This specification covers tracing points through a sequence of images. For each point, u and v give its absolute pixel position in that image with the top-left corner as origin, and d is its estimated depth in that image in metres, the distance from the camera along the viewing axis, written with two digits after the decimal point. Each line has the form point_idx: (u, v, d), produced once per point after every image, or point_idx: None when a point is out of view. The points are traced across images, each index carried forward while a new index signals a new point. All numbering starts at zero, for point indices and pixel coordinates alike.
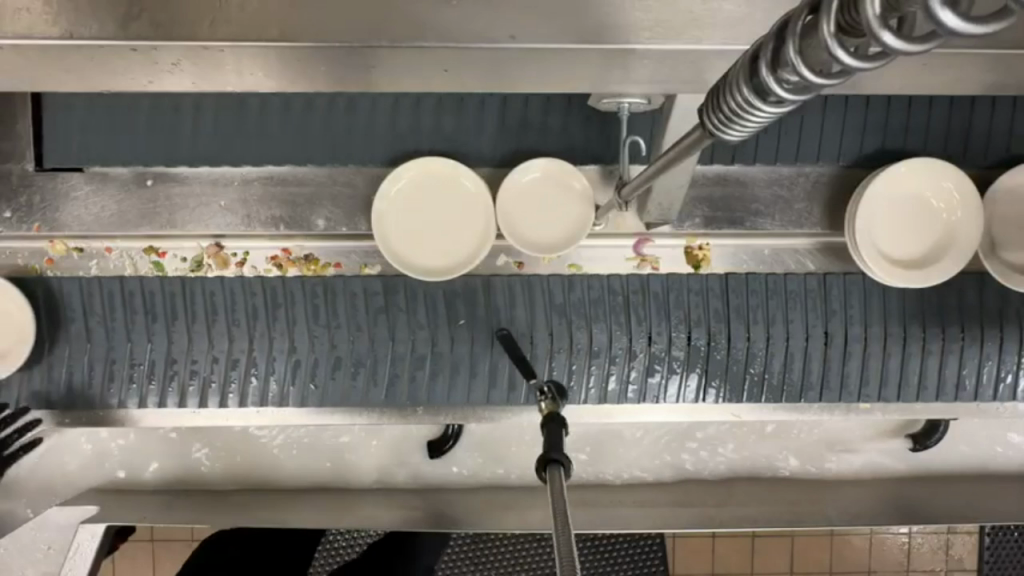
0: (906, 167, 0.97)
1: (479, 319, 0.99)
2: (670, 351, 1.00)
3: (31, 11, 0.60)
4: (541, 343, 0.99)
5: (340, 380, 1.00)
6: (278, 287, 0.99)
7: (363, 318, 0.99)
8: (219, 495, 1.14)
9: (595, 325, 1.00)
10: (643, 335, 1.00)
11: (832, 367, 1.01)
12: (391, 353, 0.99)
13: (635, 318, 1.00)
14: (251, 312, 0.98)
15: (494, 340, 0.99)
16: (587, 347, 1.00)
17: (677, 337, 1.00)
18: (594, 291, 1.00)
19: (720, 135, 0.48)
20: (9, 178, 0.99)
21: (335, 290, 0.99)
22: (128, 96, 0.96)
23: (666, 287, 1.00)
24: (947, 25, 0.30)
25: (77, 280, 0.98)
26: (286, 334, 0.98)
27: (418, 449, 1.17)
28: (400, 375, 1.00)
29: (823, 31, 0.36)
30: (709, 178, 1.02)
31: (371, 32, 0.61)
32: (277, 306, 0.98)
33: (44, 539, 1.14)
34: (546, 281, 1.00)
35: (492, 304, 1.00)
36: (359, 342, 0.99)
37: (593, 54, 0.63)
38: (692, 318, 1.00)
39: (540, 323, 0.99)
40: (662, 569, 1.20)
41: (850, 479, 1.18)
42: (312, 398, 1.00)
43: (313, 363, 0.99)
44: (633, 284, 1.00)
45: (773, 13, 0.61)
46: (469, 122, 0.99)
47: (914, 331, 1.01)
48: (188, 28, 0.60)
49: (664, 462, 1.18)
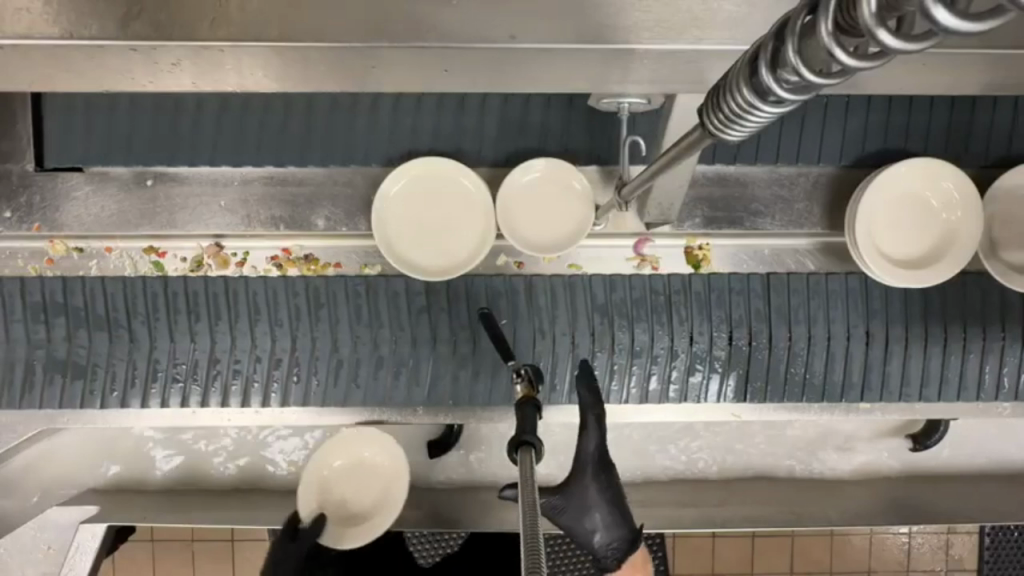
0: (907, 167, 0.97)
1: (521, 316, 0.99)
2: (712, 352, 1.00)
3: (31, 11, 0.60)
4: (583, 343, 0.99)
5: (383, 379, 1.00)
6: (320, 287, 0.99)
7: (405, 319, 0.99)
8: (225, 497, 1.14)
9: (636, 326, 0.99)
10: (685, 335, 0.99)
11: (874, 365, 1.01)
12: (433, 352, 0.99)
13: (678, 317, 0.99)
14: (294, 314, 0.98)
15: (537, 340, 0.99)
16: (628, 347, 0.99)
17: (719, 336, 0.99)
18: (636, 291, 1.00)
19: (721, 135, 0.48)
20: (9, 178, 0.99)
21: (377, 288, 0.99)
22: (130, 97, 0.96)
23: (707, 287, 1.00)
24: (942, 23, 0.30)
25: (121, 281, 0.97)
26: (326, 333, 0.98)
27: (419, 449, 1.17)
28: (441, 374, 1.00)
29: (822, 30, 0.36)
30: (710, 178, 1.02)
31: (372, 32, 0.61)
32: (319, 304, 0.98)
33: (44, 539, 1.13)
34: (587, 281, 1.00)
35: (535, 304, 0.99)
36: (402, 343, 0.99)
37: (593, 54, 0.63)
38: (733, 318, 1.00)
39: (582, 322, 0.99)
40: (662, 569, 1.20)
41: (849, 479, 1.18)
42: (354, 397, 1.00)
43: (354, 361, 0.99)
44: (675, 284, 1.00)
45: (774, 14, 0.61)
46: (470, 122, 0.99)
47: (956, 330, 1.01)
48: (188, 29, 0.60)
49: (665, 463, 1.18)
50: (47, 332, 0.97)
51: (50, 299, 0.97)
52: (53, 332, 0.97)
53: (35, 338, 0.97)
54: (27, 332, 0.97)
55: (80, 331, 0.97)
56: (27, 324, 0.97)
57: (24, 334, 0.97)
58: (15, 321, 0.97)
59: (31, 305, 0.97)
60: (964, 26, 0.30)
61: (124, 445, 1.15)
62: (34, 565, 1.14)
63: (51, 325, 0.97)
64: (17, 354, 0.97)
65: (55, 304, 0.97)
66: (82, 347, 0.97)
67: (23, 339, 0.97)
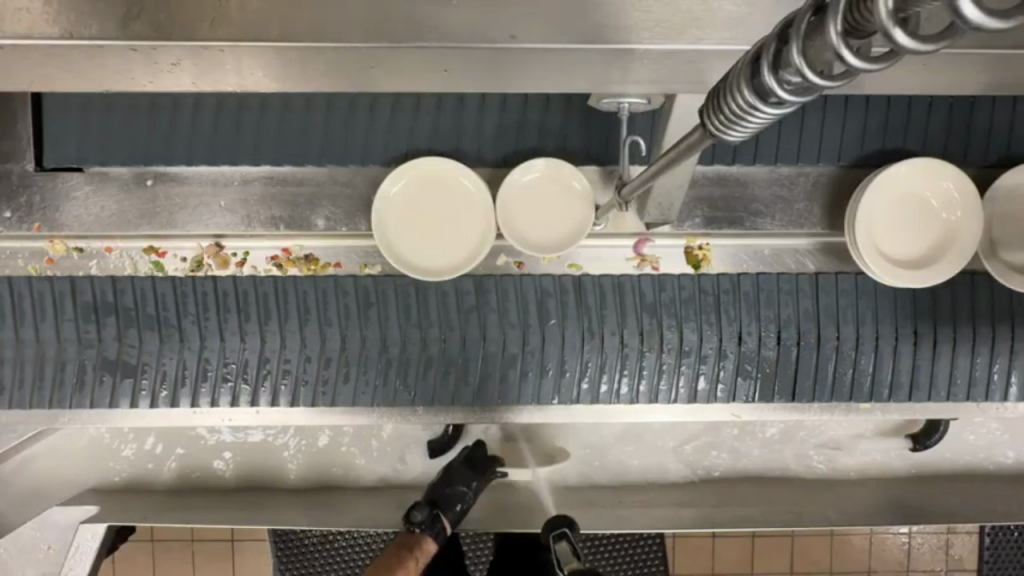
0: (906, 167, 0.97)
1: (571, 316, 0.99)
2: (761, 352, 1.00)
3: (31, 11, 0.59)
4: (632, 343, 0.99)
5: (431, 379, 1.00)
6: (371, 287, 0.99)
7: (455, 318, 0.99)
8: (230, 496, 1.14)
9: (684, 325, 0.99)
10: (733, 335, 0.99)
11: (922, 365, 1.01)
12: (483, 353, 0.99)
13: (726, 317, 0.99)
14: (344, 313, 0.98)
15: (587, 340, 0.99)
16: (677, 346, 0.99)
17: (768, 335, 1.00)
18: (685, 291, 1.00)
19: (721, 136, 0.48)
20: (9, 178, 0.99)
21: (426, 290, 0.99)
22: (131, 96, 0.97)
23: (756, 286, 1.00)
24: (969, 20, 0.31)
25: (171, 280, 0.98)
26: (374, 332, 0.98)
27: (419, 449, 1.17)
28: (492, 374, 0.99)
29: (831, 31, 0.36)
30: (710, 178, 1.02)
31: (371, 32, 0.61)
32: (368, 305, 0.98)
33: (44, 539, 1.12)
34: (636, 281, 1.00)
35: (584, 304, 0.99)
36: (452, 342, 0.99)
37: (594, 54, 0.63)
38: (783, 318, 1.00)
39: (630, 322, 0.99)
40: (662, 569, 1.20)
41: (848, 479, 1.19)
42: (404, 398, 1.00)
43: (403, 361, 0.99)
44: (724, 283, 1.00)
45: (774, 14, 0.61)
46: (469, 123, 0.99)
47: (1004, 330, 1.00)
48: (188, 29, 0.60)
49: (666, 464, 1.18)
50: (97, 332, 0.97)
51: (100, 298, 0.97)
52: (104, 331, 0.97)
53: (85, 338, 0.97)
54: (78, 331, 0.97)
55: (131, 331, 0.97)
56: (78, 324, 0.97)
57: (74, 334, 0.97)
58: (66, 320, 0.97)
59: (82, 305, 0.97)
60: (991, 23, 0.31)
61: (126, 444, 1.16)
62: (34, 565, 1.14)
63: (102, 325, 0.97)
64: (67, 355, 0.97)
65: (105, 304, 0.97)
66: (132, 346, 0.97)
67: (73, 339, 0.97)
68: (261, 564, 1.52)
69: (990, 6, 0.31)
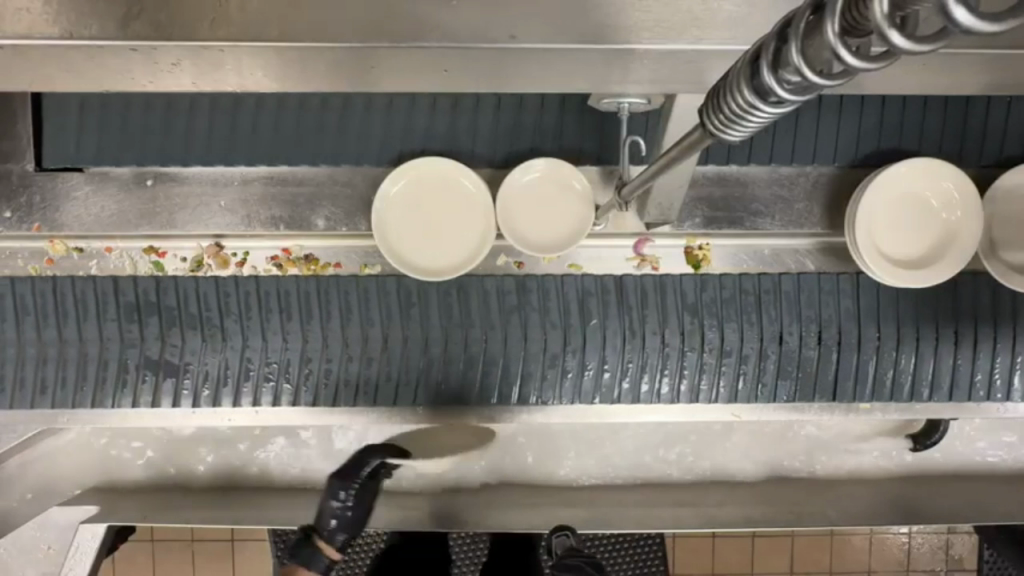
0: (906, 167, 0.97)
1: (613, 316, 1.00)
2: (802, 352, 1.01)
3: (31, 11, 0.60)
4: (672, 343, 1.00)
5: (473, 380, 1.00)
6: (413, 287, 0.99)
7: (497, 317, 1.00)
8: (234, 496, 1.14)
9: (726, 325, 1.00)
10: (774, 335, 1.00)
11: (962, 367, 1.02)
12: (525, 353, 0.99)
13: (767, 317, 1.00)
14: (386, 314, 0.99)
15: (629, 340, 0.99)
16: (718, 346, 1.00)
17: (809, 335, 1.00)
18: (725, 290, 1.00)
19: (721, 135, 0.48)
20: (9, 178, 0.99)
21: (468, 287, 1.00)
22: (131, 95, 0.97)
23: (797, 286, 1.01)
24: (961, 22, 0.31)
25: (213, 280, 0.98)
26: (417, 331, 0.99)
27: (419, 449, 1.17)
28: (534, 372, 1.00)
29: (829, 31, 0.36)
30: (710, 178, 1.02)
31: (370, 32, 0.61)
32: (410, 305, 0.99)
33: (44, 539, 1.13)
34: (677, 281, 1.01)
35: (626, 303, 1.00)
36: (494, 341, 0.99)
37: (594, 54, 0.63)
38: (823, 317, 1.00)
39: (671, 322, 1.00)
40: (662, 569, 1.20)
41: (847, 479, 1.19)
42: (446, 398, 1.01)
43: (446, 361, 1.00)
44: (765, 284, 1.01)
45: (774, 14, 0.61)
46: (468, 123, 1.00)
47: None
48: (188, 29, 0.60)
49: (667, 465, 1.18)
50: (140, 332, 0.97)
51: (143, 298, 0.97)
52: (146, 331, 0.97)
53: (128, 338, 0.97)
54: (120, 331, 0.97)
55: (174, 331, 0.98)
56: (121, 323, 0.97)
57: (117, 333, 0.97)
58: (109, 321, 0.97)
59: (125, 305, 0.97)
60: (983, 26, 0.31)
61: (126, 445, 1.15)
62: (34, 565, 1.14)
63: (145, 324, 0.98)
64: (109, 354, 0.97)
65: (148, 304, 0.97)
66: (175, 346, 0.98)
67: (115, 340, 0.97)
68: (261, 564, 1.52)
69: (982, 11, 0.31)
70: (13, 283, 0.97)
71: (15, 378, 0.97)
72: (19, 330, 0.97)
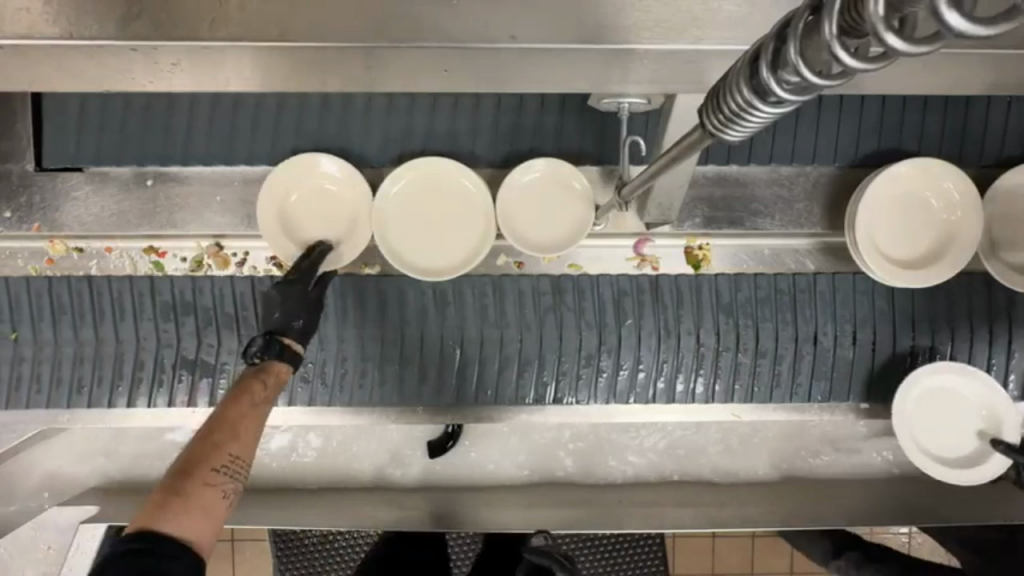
0: (906, 167, 0.97)
1: (648, 316, 1.01)
2: (837, 352, 1.02)
3: (31, 11, 0.59)
4: (708, 343, 1.01)
5: (509, 379, 1.01)
6: (447, 287, 1.00)
7: (532, 317, 1.00)
8: None
9: (762, 325, 1.01)
10: (810, 335, 1.01)
11: (996, 366, 1.04)
12: (560, 353, 1.00)
13: (803, 316, 1.01)
14: (420, 313, 1.00)
15: (666, 341, 1.01)
16: (754, 347, 1.01)
17: (844, 335, 1.02)
18: (762, 290, 1.01)
19: (721, 135, 0.48)
20: (9, 178, 0.99)
21: (503, 288, 1.00)
22: (133, 95, 0.97)
23: (832, 286, 1.02)
24: (954, 26, 0.31)
25: (251, 279, 0.99)
26: (452, 331, 1.00)
27: (419, 449, 1.17)
28: (568, 372, 1.01)
29: (826, 32, 0.36)
30: (710, 178, 1.02)
31: (370, 33, 0.61)
32: (445, 304, 1.00)
33: (44, 539, 1.11)
34: (713, 282, 1.01)
35: (662, 303, 1.01)
36: (529, 341, 1.00)
37: (593, 54, 0.63)
38: (858, 318, 1.02)
39: (707, 322, 1.01)
40: (662, 569, 1.20)
41: (848, 480, 1.18)
42: (485, 397, 1.01)
43: (482, 361, 1.00)
44: (800, 284, 1.02)
45: (775, 13, 0.61)
46: (467, 123, 1.00)
47: None
48: (188, 29, 0.60)
49: (666, 465, 1.18)
50: (176, 332, 0.99)
51: (180, 298, 0.99)
52: (183, 331, 0.99)
53: (164, 337, 0.99)
54: (157, 331, 0.99)
55: (210, 330, 0.99)
56: (157, 323, 0.98)
57: (153, 333, 0.99)
58: (146, 320, 0.99)
59: (162, 305, 0.99)
60: (976, 30, 0.31)
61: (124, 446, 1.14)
62: (35, 565, 1.12)
63: (181, 324, 0.99)
64: (146, 353, 0.99)
65: (185, 304, 0.99)
66: (211, 346, 0.99)
67: (152, 339, 0.99)
68: (261, 564, 1.52)
69: (976, 15, 0.31)
70: (50, 282, 0.98)
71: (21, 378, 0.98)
72: (56, 331, 0.98)
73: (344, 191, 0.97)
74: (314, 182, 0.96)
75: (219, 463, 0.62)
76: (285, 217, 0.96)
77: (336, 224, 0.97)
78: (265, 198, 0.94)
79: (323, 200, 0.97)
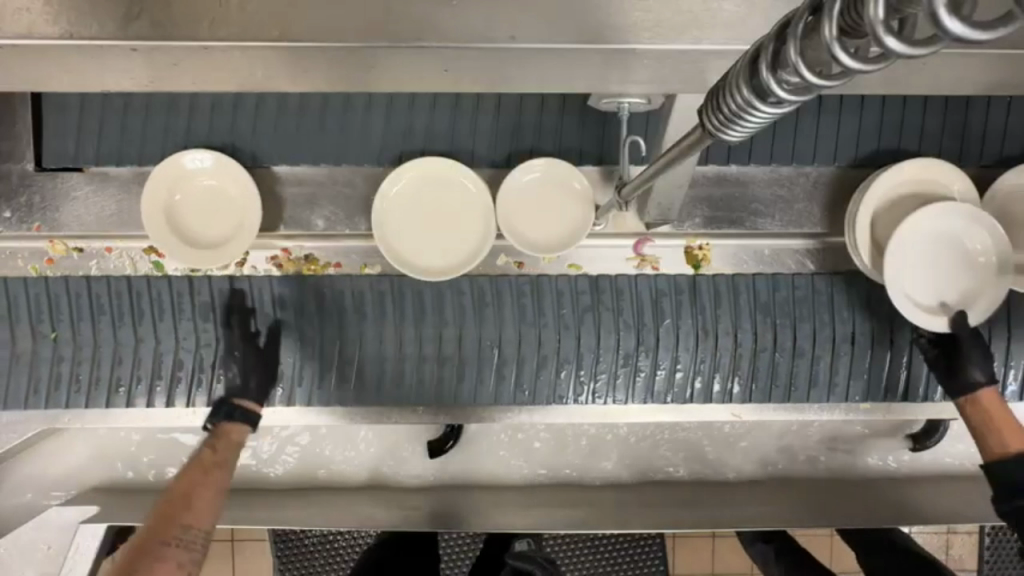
0: (911, 167, 0.96)
1: (686, 315, 1.00)
2: (875, 352, 1.02)
3: (31, 11, 0.59)
4: (745, 343, 1.01)
5: (546, 379, 1.01)
6: (485, 286, 1.00)
7: (571, 317, 1.00)
8: (234, 495, 1.14)
9: (799, 326, 1.01)
10: (847, 335, 1.01)
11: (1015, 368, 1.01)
12: (598, 353, 1.00)
13: (841, 317, 1.01)
14: (459, 313, 1.00)
15: (704, 340, 1.00)
16: (791, 347, 1.01)
17: (882, 335, 1.01)
18: (800, 291, 1.02)
19: (721, 135, 0.48)
20: (9, 178, 0.99)
21: (542, 287, 1.00)
22: (132, 95, 0.97)
23: (870, 287, 1.02)
24: (952, 32, 0.31)
25: (292, 280, 0.99)
26: (490, 333, 0.99)
27: (420, 448, 1.17)
28: (606, 372, 1.01)
29: (825, 34, 0.36)
30: (710, 178, 1.02)
31: (370, 32, 0.61)
32: (483, 304, 1.00)
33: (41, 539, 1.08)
34: (751, 282, 1.02)
35: (699, 303, 1.01)
36: (566, 341, 1.00)
37: (593, 54, 0.63)
38: (896, 318, 1.02)
39: (743, 322, 1.01)
40: (662, 569, 1.20)
41: (847, 479, 1.19)
42: (522, 398, 1.01)
43: (520, 360, 1.00)
44: (838, 285, 1.02)
45: (774, 13, 0.61)
46: (467, 123, 1.00)
47: None
48: (189, 29, 0.60)
49: (666, 465, 1.18)
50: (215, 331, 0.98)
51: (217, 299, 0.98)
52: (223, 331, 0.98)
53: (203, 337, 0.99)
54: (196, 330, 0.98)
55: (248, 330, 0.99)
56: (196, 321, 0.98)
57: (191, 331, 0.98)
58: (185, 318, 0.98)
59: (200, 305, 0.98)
60: (973, 34, 0.31)
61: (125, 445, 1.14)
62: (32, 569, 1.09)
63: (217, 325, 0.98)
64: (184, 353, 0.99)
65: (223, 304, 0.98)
66: None
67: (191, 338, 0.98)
68: (262, 563, 1.52)
69: (977, 19, 0.31)
70: (89, 283, 0.98)
71: (31, 380, 0.98)
72: (96, 327, 0.98)
73: (225, 182, 0.96)
74: (191, 183, 0.95)
75: (174, 539, 0.81)
76: (176, 224, 0.95)
77: (230, 216, 0.95)
78: (148, 213, 0.93)
79: (207, 199, 0.95)
